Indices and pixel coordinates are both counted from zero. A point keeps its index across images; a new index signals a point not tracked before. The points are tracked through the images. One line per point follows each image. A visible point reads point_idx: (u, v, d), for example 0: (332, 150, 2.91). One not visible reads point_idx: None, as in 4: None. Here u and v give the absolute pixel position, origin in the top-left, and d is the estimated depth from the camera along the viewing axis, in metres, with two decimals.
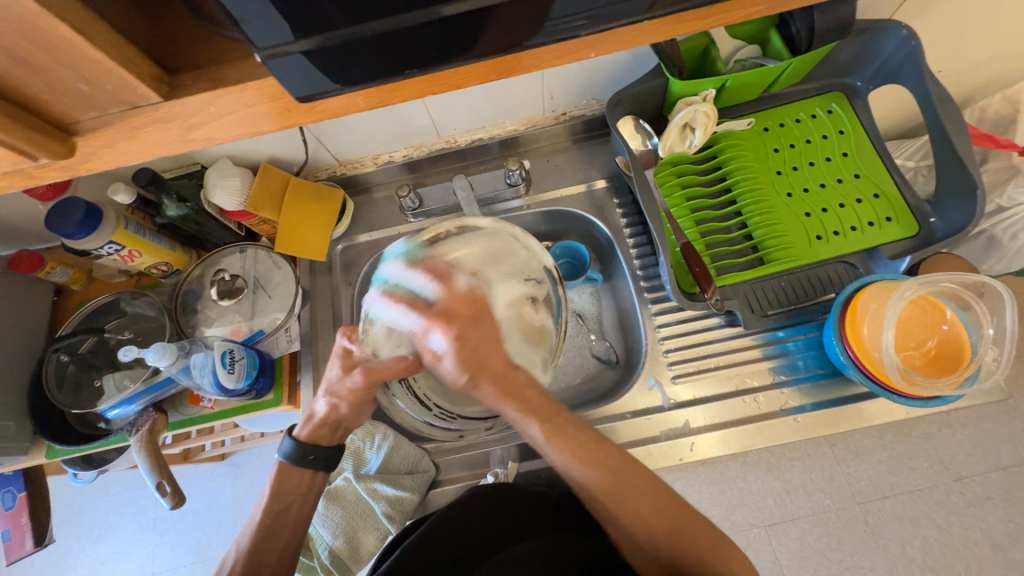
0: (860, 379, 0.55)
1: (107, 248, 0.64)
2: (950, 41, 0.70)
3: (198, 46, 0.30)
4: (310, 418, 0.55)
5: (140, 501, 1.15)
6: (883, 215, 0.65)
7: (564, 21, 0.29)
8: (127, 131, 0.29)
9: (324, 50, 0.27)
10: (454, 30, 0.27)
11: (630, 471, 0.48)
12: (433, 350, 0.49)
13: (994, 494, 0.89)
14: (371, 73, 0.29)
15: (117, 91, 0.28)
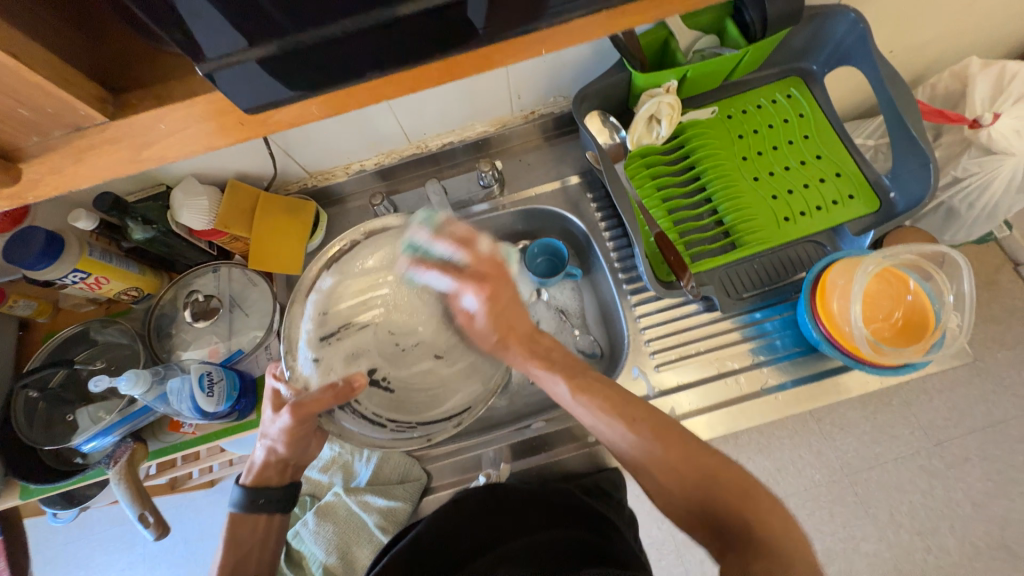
0: (834, 354, 0.57)
1: (71, 277, 0.62)
2: (896, 23, 0.72)
3: (146, 65, 0.29)
4: (252, 469, 0.54)
5: (127, 535, 1.12)
6: (846, 193, 0.67)
7: (512, 17, 0.29)
8: (75, 155, 0.29)
9: (274, 58, 0.27)
10: (406, 33, 0.28)
11: (653, 423, 0.47)
12: (468, 309, 0.56)
13: (972, 455, 0.92)
14: (325, 78, 0.29)
15: (59, 113, 0.27)
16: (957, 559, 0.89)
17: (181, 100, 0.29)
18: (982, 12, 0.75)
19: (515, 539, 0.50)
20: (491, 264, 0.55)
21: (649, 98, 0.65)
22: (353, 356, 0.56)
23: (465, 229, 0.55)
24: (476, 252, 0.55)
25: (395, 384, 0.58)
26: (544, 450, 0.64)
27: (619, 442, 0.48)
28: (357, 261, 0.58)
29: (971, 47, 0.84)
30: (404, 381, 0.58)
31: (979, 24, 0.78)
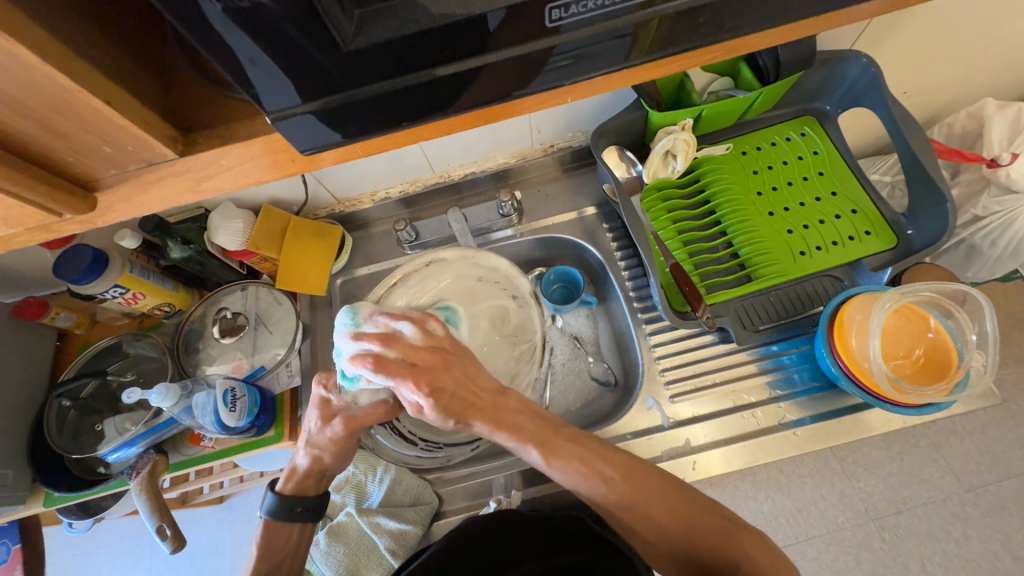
0: (854, 390, 0.56)
1: (112, 291, 0.66)
2: (909, 66, 0.74)
3: (210, 107, 0.32)
4: (290, 475, 0.55)
5: (136, 549, 1.12)
6: (862, 229, 0.68)
7: (545, 74, 0.31)
8: (142, 185, 0.32)
9: (329, 110, 0.29)
10: (445, 86, 0.30)
11: (635, 479, 0.48)
12: (414, 402, 0.47)
13: (1008, 503, 0.88)
14: (371, 126, 0.32)
15: (136, 150, 0.30)
16: None
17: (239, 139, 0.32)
18: (995, 56, 0.77)
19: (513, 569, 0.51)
20: (443, 344, 0.50)
21: (666, 135, 0.67)
22: None
23: (416, 312, 0.51)
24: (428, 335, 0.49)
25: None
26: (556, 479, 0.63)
27: (598, 497, 0.49)
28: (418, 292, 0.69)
29: (985, 88, 0.85)
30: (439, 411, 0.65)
31: (992, 67, 0.80)
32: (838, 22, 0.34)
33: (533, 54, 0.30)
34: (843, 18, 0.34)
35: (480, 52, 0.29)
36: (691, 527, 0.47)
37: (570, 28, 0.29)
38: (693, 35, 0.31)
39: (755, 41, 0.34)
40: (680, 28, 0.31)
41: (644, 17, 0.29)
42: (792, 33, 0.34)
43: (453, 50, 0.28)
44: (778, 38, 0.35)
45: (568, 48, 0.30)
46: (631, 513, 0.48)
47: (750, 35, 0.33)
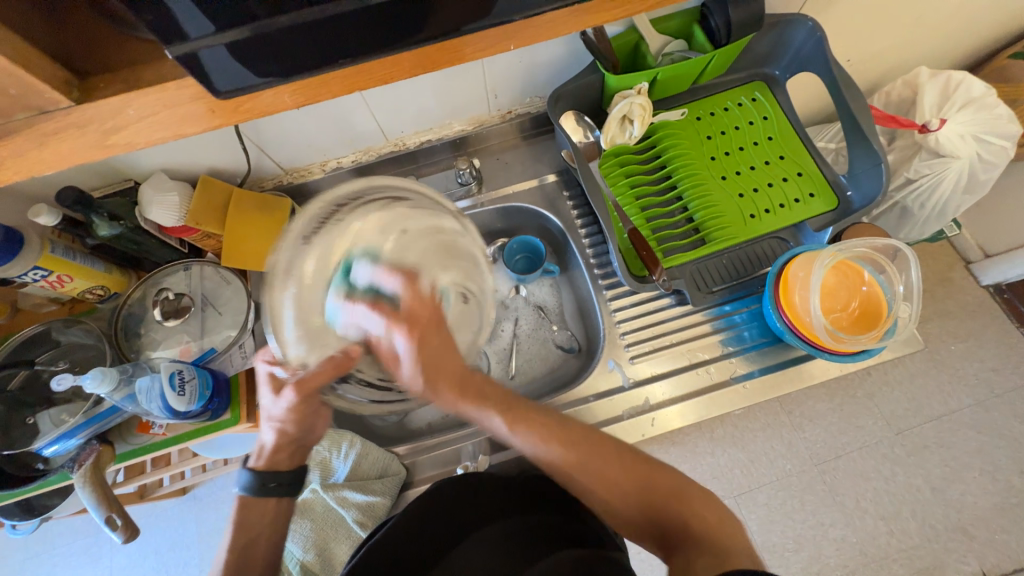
0: (797, 342, 0.60)
1: (32, 274, 0.60)
2: (853, 33, 0.77)
3: (118, 52, 0.30)
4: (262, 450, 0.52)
5: (94, 548, 1.07)
6: (807, 191, 0.71)
7: (480, 16, 0.30)
8: (35, 139, 0.29)
9: (242, 44, 0.27)
10: (375, 22, 0.28)
11: (597, 445, 0.50)
12: (398, 353, 0.46)
13: (930, 442, 0.98)
14: (293, 66, 0.30)
15: (22, 95, 0.27)
16: (917, 542, 0.93)
17: (151, 84, 0.29)
18: (927, 27, 0.81)
19: (486, 528, 0.51)
20: (425, 306, 0.46)
21: (622, 99, 0.67)
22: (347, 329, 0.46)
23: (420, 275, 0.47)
24: (417, 296, 0.46)
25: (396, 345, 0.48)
26: None
27: (544, 453, 0.49)
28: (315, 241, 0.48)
29: (919, 58, 0.89)
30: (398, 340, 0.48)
31: (925, 37, 0.84)
32: None
33: None
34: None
35: None
36: (646, 483, 0.48)
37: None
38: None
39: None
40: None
41: None
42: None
43: None
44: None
45: None
46: (579, 474, 0.48)
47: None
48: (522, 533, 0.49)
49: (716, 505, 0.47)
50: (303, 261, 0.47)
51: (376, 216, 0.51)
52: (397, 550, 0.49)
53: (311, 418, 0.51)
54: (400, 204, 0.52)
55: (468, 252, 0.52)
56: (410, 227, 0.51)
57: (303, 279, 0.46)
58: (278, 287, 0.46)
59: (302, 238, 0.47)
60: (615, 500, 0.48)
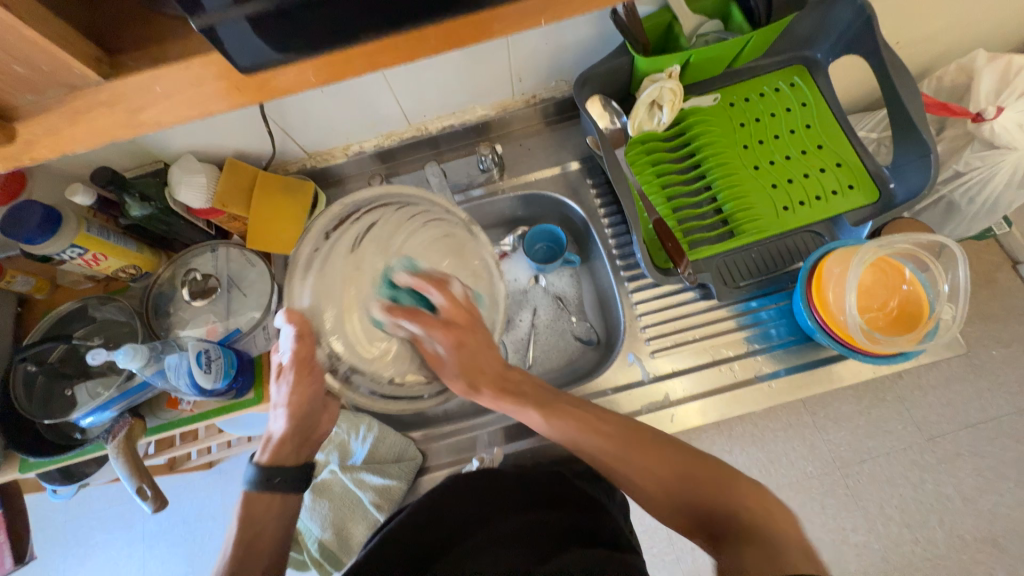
0: (828, 342, 0.58)
1: (69, 252, 0.62)
2: (904, 13, 0.72)
3: (145, 30, 0.30)
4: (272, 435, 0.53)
5: (128, 514, 1.13)
6: (845, 183, 0.67)
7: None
8: (66, 116, 0.29)
9: (262, 16, 0.27)
10: None
11: (634, 437, 0.53)
12: (435, 352, 0.54)
13: (963, 450, 0.93)
14: (315, 41, 0.29)
15: (54, 73, 0.27)
16: (944, 551, 0.90)
17: (177, 62, 0.29)
18: (988, 6, 0.75)
19: (508, 521, 0.52)
20: (461, 313, 0.53)
21: (652, 83, 0.64)
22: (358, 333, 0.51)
23: (441, 274, 0.54)
24: (452, 303, 0.53)
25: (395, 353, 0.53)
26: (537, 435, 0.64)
27: (590, 448, 0.53)
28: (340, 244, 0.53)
29: (976, 40, 0.83)
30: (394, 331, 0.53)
31: (985, 17, 0.78)
32: None
33: None
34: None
35: None
36: (686, 476, 0.50)
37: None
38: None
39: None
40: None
41: None
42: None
43: None
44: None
45: None
46: (622, 465, 0.52)
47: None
48: (536, 534, 0.50)
49: (759, 493, 0.47)
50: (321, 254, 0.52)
51: (390, 218, 0.56)
52: (417, 536, 0.49)
53: (313, 401, 0.53)
54: (413, 210, 0.56)
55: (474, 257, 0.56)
56: (423, 229, 0.56)
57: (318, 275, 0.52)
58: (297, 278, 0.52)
59: (343, 244, 0.53)
60: (655, 485, 0.50)
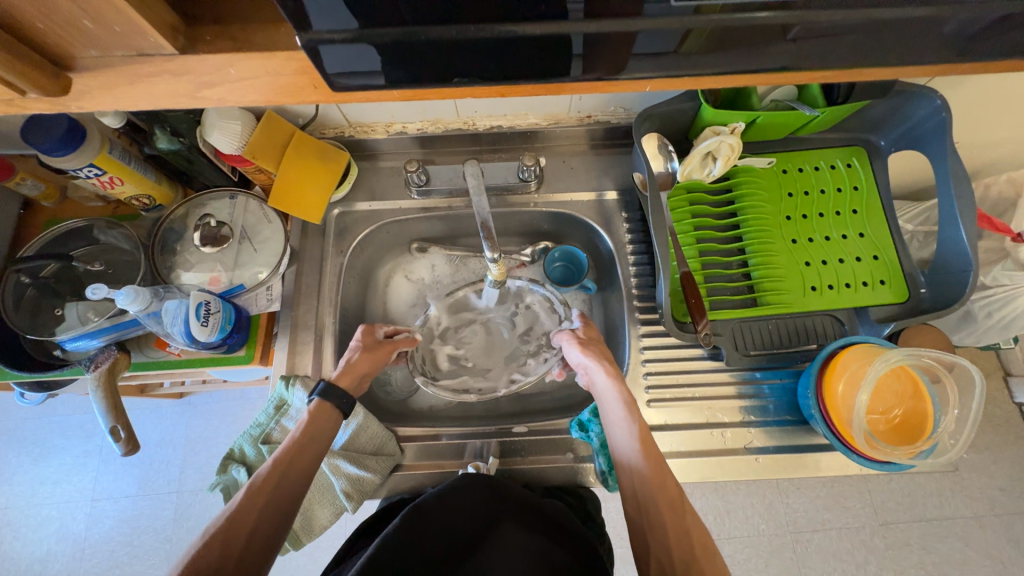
0: (825, 433, 0.58)
1: (86, 171, 0.59)
2: (965, 118, 0.72)
3: (227, 4, 0.31)
4: (342, 367, 0.61)
5: (88, 425, 1.18)
6: (878, 277, 0.65)
7: (603, 67, 0.31)
8: (129, 77, 0.31)
9: (379, 44, 0.27)
10: (513, 49, 0.29)
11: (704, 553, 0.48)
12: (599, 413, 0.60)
13: (913, 541, 0.95)
14: (418, 73, 0.30)
15: (125, 34, 0.28)
16: None
17: (255, 49, 0.30)
18: None
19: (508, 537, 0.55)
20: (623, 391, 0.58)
21: (713, 134, 0.63)
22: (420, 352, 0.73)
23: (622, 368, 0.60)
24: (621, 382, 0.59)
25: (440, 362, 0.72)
26: (528, 455, 0.65)
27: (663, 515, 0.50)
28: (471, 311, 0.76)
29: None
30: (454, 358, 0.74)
31: None
32: (882, 73, 0.33)
33: (626, 34, 0.28)
34: (920, 43, 0.30)
35: (555, 17, 0.27)
36: None
37: (652, 14, 0.27)
38: (746, 56, 0.30)
39: (827, 48, 0.30)
40: (753, 34, 0.29)
41: (699, 24, 0.28)
42: (857, 60, 0.31)
43: (531, 10, 0.27)
44: (854, 47, 0.30)
45: (643, 43, 0.29)
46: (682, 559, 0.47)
47: (813, 45, 0.30)
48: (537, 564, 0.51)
49: None
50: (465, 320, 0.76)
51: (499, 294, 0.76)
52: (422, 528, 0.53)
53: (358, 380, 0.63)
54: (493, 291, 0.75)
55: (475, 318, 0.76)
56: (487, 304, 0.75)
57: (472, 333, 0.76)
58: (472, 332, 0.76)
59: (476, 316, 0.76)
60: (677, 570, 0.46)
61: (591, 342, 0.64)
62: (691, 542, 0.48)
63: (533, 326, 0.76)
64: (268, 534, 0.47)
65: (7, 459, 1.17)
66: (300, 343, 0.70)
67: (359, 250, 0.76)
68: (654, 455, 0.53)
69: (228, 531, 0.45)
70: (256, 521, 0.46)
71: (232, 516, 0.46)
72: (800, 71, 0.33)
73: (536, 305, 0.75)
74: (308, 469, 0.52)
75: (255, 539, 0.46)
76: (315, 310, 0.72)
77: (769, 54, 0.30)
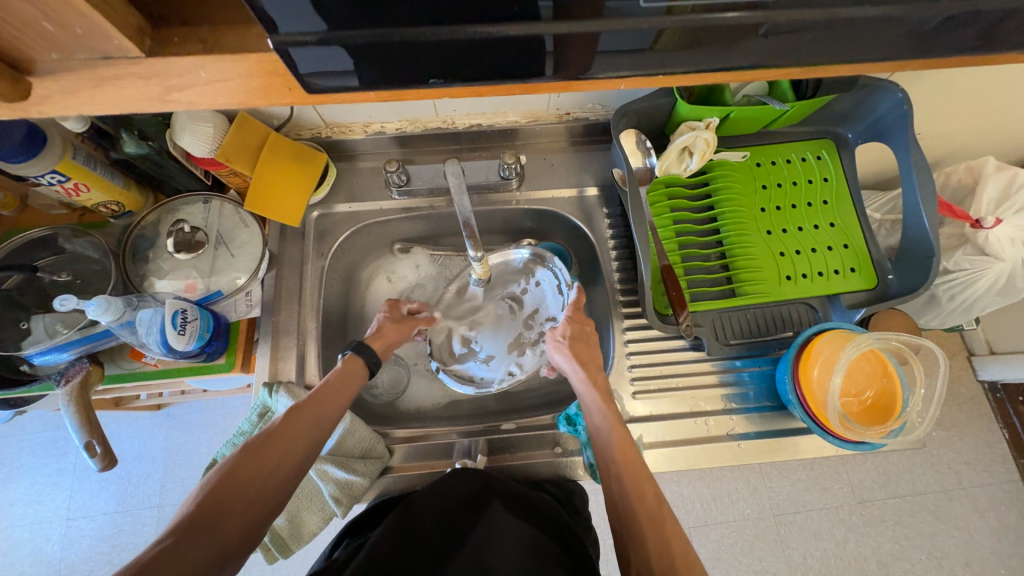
0: (803, 416, 0.60)
1: (48, 178, 0.57)
2: (925, 110, 0.75)
3: (193, 6, 0.31)
4: (372, 329, 0.67)
5: (60, 443, 1.13)
6: (849, 265, 0.68)
7: (578, 67, 0.31)
8: (93, 81, 0.30)
9: (350, 46, 0.27)
10: (489, 49, 0.29)
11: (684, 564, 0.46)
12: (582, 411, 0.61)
13: (887, 517, 0.99)
14: (392, 74, 0.30)
15: (86, 37, 0.27)
16: None
17: (224, 52, 0.30)
18: (1004, 117, 0.79)
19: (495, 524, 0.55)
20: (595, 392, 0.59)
21: (688, 130, 0.64)
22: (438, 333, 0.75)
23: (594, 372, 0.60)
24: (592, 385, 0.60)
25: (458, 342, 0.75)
26: (518, 452, 0.65)
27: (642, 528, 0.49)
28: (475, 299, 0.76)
29: (986, 147, 0.87)
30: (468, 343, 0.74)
31: (1001, 126, 0.81)
32: (845, 70, 0.35)
33: (600, 34, 0.28)
34: (881, 41, 0.31)
35: (529, 18, 0.27)
36: None
37: (623, 14, 0.28)
38: (717, 55, 0.31)
39: (793, 46, 0.31)
40: (721, 34, 0.30)
41: (671, 24, 0.28)
42: (821, 58, 0.32)
43: (505, 12, 0.27)
44: (818, 45, 0.31)
45: (617, 43, 0.29)
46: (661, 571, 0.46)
47: (780, 44, 0.31)
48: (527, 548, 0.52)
49: None
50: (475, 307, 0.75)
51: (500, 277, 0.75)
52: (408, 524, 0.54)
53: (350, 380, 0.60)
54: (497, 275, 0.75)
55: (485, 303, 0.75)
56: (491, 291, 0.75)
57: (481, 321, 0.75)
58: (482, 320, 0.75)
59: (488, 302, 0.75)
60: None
61: (572, 342, 0.63)
62: (670, 553, 0.47)
63: (537, 310, 0.75)
64: (296, 460, 0.51)
65: None
66: (283, 349, 0.68)
67: (341, 252, 0.75)
68: (634, 462, 0.54)
69: (261, 451, 0.49)
70: (288, 446, 0.51)
71: (267, 437, 0.50)
72: (768, 70, 0.34)
73: (544, 285, 0.75)
74: (330, 416, 0.56)
75: (283, 463, 0.50)
76: (297, 314, 0.71)
77: (737, 53, 0.31)
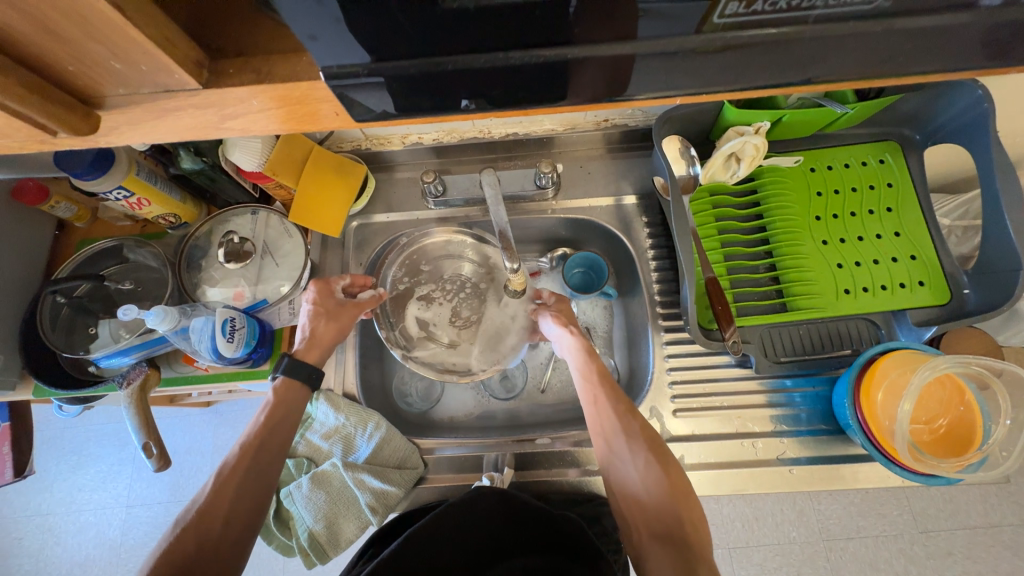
0: (864, 444, 0.55)
1: (115, 193, 0.61)
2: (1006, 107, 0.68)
3: (248, 37, 0.31)
4: (304, 336, 0.59)
5: (121, 434, 1.22)
6: (917, 278, 0.62)
7: (630, 88, 0.30)
8: (157, 112, 0.31)
9: (401, 76, 0.27)
10: (533, 75, 0.28)
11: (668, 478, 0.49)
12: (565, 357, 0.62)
13: (956, 550, 0.90)
14: (434, 104, 0.29)
15: (151, 72, 0.28)
16: None
17: (274, 81, 0.30)
18: None
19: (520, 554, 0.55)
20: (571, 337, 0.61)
21: (737, 135, 0.61)
22: (398, 316, 0.71)
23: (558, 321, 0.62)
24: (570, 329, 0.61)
25: (415, 327, 0.70)
26: (552, 467, 0.63)
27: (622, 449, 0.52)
28: (442, 279, 0.74)
29: None
30: (432, 326, 0.71)
31: None
32: (926, 78, 0.31)
33: (650, 53, 0.27)
34: (978, 51, 0.27)
35: (577, 43, 0.26)
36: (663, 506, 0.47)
37: (678, 29, 0.26)
38: (781, 70, 0.29)
39: (871, 59, 0.28)
40: (791, 48, 0.27)
41: (732, 38, 0.26)
42: (908, 69, 0.29)
43: (553, 37, 0.26)
44: (906, 57, 0.28)
45: (671, 60, 0.28)
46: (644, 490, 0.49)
47: (856, 57, 0.28)
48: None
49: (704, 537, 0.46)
50: (438, 291, 0.73)
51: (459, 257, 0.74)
52: (436, 541, 0.52)
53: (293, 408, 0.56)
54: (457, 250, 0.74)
55: (454, 288, 0.73)
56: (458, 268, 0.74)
57: (442, 304, 0.72)
58: (441, 304, 0.72)
59: (452, 287, 0.73)
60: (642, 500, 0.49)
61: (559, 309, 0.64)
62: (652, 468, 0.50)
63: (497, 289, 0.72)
64: (242, 518, 0.48)
65: (47, 467, 1.22)
66: None
67: (378, 260, 0.77)
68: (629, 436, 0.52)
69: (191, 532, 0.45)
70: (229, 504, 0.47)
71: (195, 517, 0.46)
72: (836, 82, 0.31)
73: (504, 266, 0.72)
74: (276, 447, 0.52)
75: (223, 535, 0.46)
76: None
77: (810, 67, 0.29)
